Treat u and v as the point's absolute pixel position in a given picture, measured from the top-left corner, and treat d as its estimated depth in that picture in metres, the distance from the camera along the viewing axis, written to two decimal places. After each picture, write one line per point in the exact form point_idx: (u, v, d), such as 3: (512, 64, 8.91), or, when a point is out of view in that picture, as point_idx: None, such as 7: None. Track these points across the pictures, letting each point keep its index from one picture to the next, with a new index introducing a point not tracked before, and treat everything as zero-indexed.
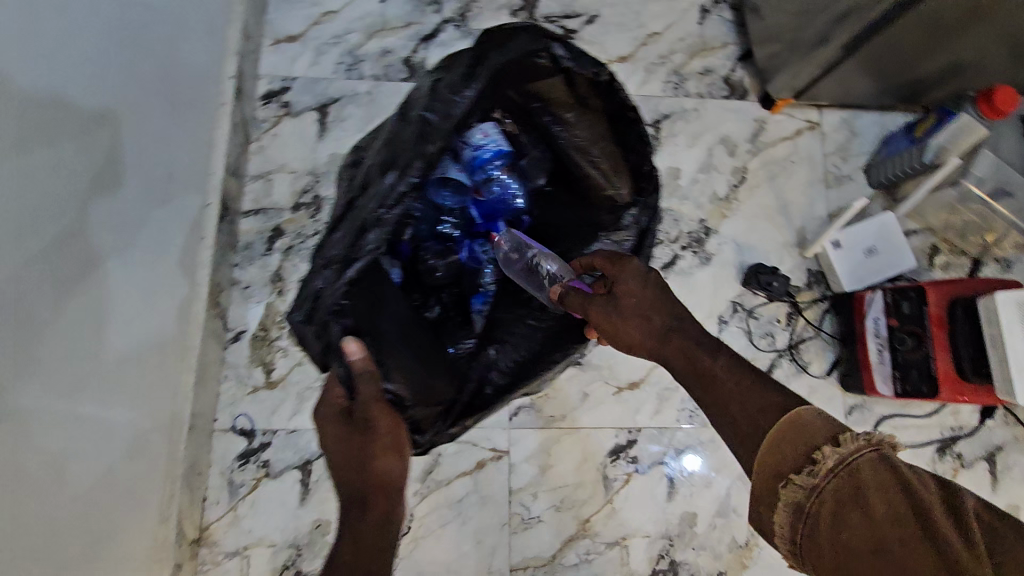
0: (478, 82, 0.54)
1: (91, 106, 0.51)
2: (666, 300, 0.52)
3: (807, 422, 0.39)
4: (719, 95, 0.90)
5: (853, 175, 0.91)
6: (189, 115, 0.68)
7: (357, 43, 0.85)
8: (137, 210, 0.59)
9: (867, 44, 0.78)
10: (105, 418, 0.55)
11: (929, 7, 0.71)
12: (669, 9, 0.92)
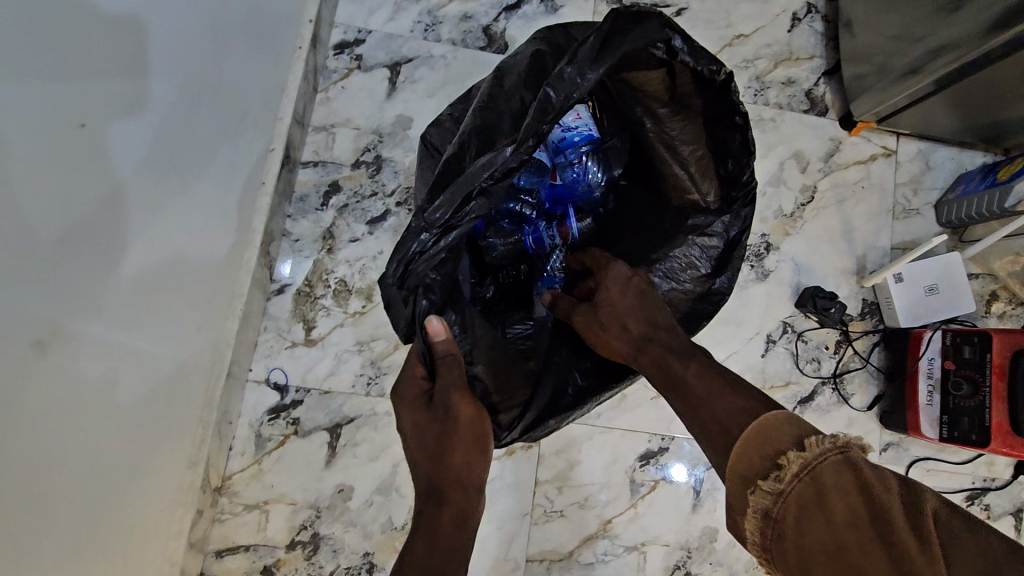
0: (603, 67, 0.48)
1: (122, 10, 0.41)
2: (641, 306, 0.55)
3: (771, 425, 0.41)
4: (798, 108, 0.87)
5: (922, 210, 0.87)
6: (263, 56, 0.66)
7: (438, 3, 0.82)
8: (174, 134, 0.51)
9: (962, 80, 0.76)
10: (154, 358, 0.53)
11: None
12: (759, 12, 0.89)
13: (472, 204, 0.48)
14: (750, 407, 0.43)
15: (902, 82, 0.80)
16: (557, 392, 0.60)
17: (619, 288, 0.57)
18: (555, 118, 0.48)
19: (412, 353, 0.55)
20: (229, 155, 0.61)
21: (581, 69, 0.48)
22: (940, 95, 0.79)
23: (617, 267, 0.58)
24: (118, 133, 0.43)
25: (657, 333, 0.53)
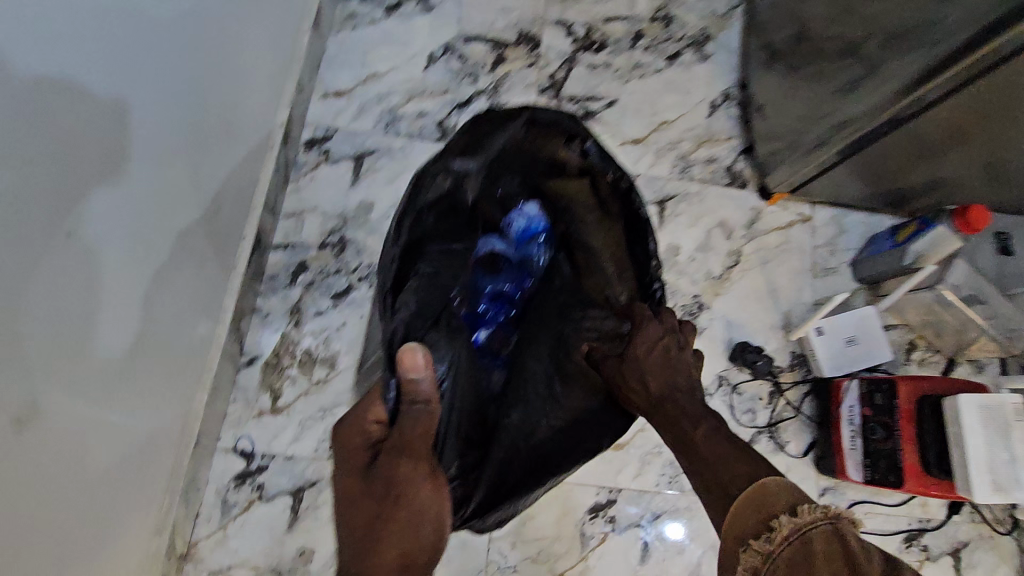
0: (518, 122, 0.63)
1: (108, 98, 0.49)
2: (671, 369, 0.59)
3: (768, 491, 0.46)
4: (721, 182, 0.98)
5: (839, 268, 0.97)
6: (239, 147, 0.75)
7: (397, 103, 0.94)
8: (145, 204, 0.57)
9: (862, 151, 0.86)
10: (121, 423, 0.57)
11: (911, 131, 0.79)
12: (681, 100, 1.01)
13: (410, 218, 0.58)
14: (753, 472, 0.48)
15: (809, 157, 0.91)
16: (505, 466, 0.62)
17: (647, 346, 0.61)
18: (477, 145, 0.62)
19: (373, 401, 0.54)
20: (197, 225, 0.68)
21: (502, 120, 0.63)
22: (841, 167, 0.91)
23: (651, 324, 0.62)
24: (93, 213, 0.49)
25: (676, 395, 0.58)
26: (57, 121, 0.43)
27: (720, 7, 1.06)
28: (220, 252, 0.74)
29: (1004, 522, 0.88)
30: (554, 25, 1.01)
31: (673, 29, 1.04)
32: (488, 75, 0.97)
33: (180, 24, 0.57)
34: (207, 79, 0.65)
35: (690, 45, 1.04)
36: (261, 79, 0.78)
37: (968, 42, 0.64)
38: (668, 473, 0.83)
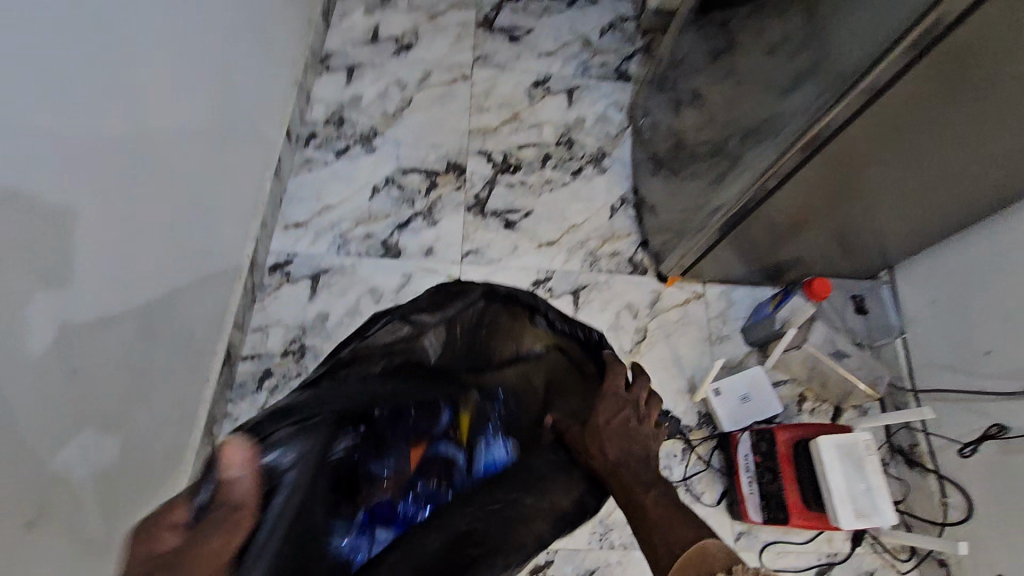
0: (480, 291, 0.72)
1: (61, 203, 0.57)
2: (625, 438, 0.64)
3: (705, 551, 0.50)
4: (624, 271, 1.17)
5: (732, 335, 1.13)
6: (195, 264, 0.85)
7: (347, 229, 1.12)
8: (95, 295, 0.63)
9: (727, 241, 1.04)
10: (95, 525, 0.66)
11: (757, 224, 0.98)
12: (587, 206, 1.22)
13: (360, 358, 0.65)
14: (696, 534, 0.52)
15: (699, 236, 1.05)
16: None
17: (607, 415, 0.66)
18: (442, 302, 0.71)
19: (172, 505, 0.46)
20: (147, 316, 0.73)
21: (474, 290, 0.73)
22: (721, 244, 1.05)
23: (606, 398, 0.67)
24: (34, 308, 0.55)
25: (629, 463, 0.62)
26: (17, 215, 0.51)
27: (612, 129, 1.30)
28: (172, 353, 0.81)
29: (901, 548, 0.99)
30: (477, 154, 1.23)
31: (575, 149, 1.27)
32: (423, 199, 1.17)
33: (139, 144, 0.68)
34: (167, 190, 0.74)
35: (590, 161, 1.26)
36: (229, 220, 0.94)
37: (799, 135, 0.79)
38: (599, 531, 0.94)
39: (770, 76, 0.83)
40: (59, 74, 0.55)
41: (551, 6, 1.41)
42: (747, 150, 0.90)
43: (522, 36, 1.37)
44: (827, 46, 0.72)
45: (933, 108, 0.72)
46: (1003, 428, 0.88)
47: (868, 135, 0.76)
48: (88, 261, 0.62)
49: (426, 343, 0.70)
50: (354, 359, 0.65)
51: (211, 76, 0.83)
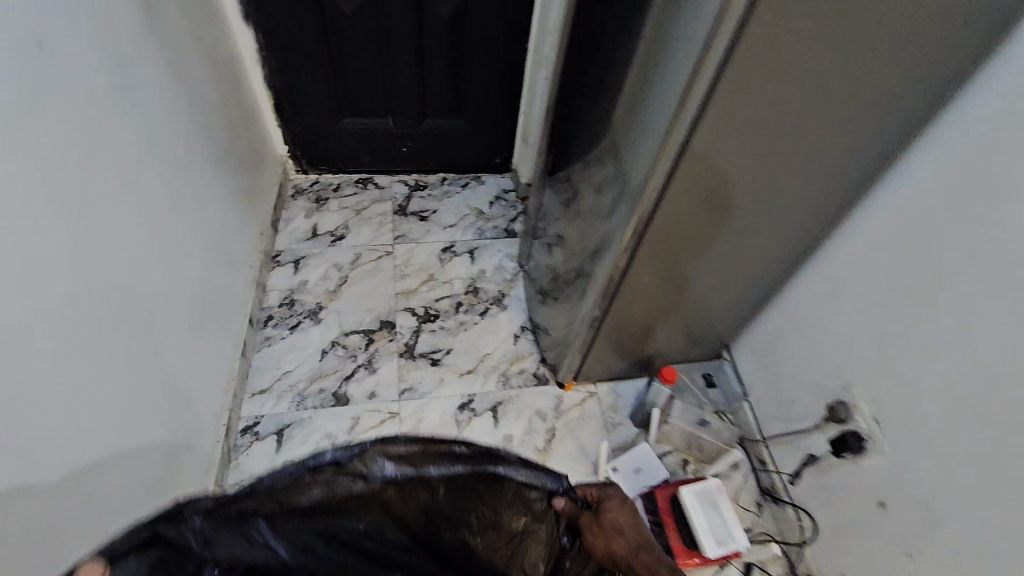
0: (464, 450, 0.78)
1: (19, 382, 0.71)
2: (636, 527, 0.84)
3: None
4: (530, 384, 1.47)
5: (623, 420, 1.43)
6: (152, 424, 1.01)
7: (303, 387, 1.40)
8: (84, 456, 0.83)
9: (595, 349, 1.35)
10: None
11: (611, 331, 1.30)
12: (495, 337, 1.55)
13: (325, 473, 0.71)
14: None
15: (576, 345, 1.33)
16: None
17: (617, 504, 0.86)
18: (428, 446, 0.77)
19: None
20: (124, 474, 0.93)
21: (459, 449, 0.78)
22: (596, 345, 1.34)
23: (617, 503, 0.86)
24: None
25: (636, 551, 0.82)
26: (30, 416, 0.72)
27: (507, 275, 1.68)
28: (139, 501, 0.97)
29: (779, 560, 1.23)
30: (403, 311, 1.56)
31: (481, 294, 1.63)
32: (364, 353, 1.47)
33: (116, 339, 0.90)
34: (142, 373, 0.98)
35: (493, 302, 1.62)
36: (197, 395, 1.17)
37: (620, 249, 1.04)
38: None
39: (598, 208, 1.13)
40: (37, 291, 0.73)
41: (449, 190, 1.85)
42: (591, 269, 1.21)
43: (429, 215, 1.78)
44: (622, 185, 1.01)
45: (734, 156, 0.86)
46: (812, 455, 1.18)
47: (674, 242, 1.04)
48: (49, 425, 0.76)
49: (387, 473, 0.74)
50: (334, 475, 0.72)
51: (162, 265, 1.04)
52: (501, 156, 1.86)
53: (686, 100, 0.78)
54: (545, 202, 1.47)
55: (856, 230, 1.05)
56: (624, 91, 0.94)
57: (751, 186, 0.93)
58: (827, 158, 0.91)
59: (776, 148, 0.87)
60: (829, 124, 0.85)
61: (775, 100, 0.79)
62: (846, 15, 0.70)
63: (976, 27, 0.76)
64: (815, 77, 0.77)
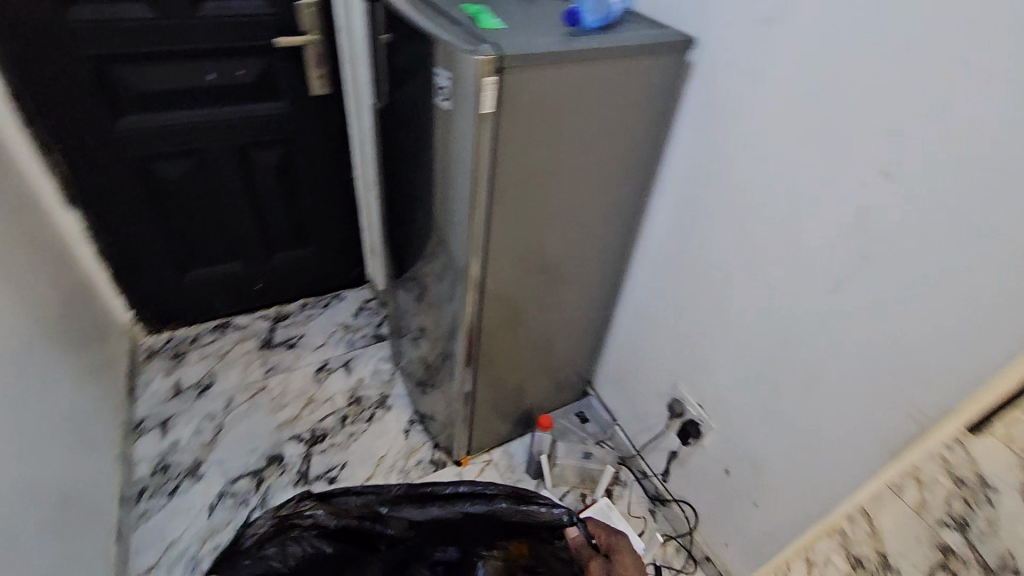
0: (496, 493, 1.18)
1: None
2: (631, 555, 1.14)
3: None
4: (429, 471, 1.55)
5: (521, 477, 1.56)
6: None
7: (197, 549, 1.33)
8: None
9: (478, 419, 1.49)
10: None
11: (487, 399, 1.45)
12: (386, 437, 1.61)
13: (395, 500, 1.16)
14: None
15: (459, 422, 1.45)
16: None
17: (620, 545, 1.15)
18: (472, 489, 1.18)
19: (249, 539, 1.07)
20: None
21: (494, 494, 1.18)
22: (478, 416, 1.47)
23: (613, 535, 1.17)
24: None
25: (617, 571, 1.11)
26: None
27: (385, 377, 1.78)
28: None
29: (682, 551, 1.42)
30: (290, 439, 1.57)
31: (363, 402, 1.69)
32: (256, 494, 1.44)
33: None
34: None
35: (377, 405, 1.69)
36: None
37: (466, 322, 1.20)
38: None
39: (440, 295, 1.30)
40: None
41: (311, 313, 1.93)
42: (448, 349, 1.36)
43: (297, 341, 1.84)
44: (451, 268, 1.17)
45: (530, 200, 1.04)
46: (673, 451, 1.39)
47: (508, 308, 1.23)
48: None
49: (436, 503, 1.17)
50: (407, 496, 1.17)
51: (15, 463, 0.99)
52: (356, 270, 2.01)
53: (477, 169, 0.92)
54: (401, 303, 1.62)
55: (641, 251, 1.31)
56: (433, 187, 1.10)
57: (554, 222, 1.11)
58: (599, 207, 1.16)
59: (562, 188, 1.06)
60: (595, 163, 1.05)
61: (545, 151, 0.97)
62: (571, 81, 0.89)
63: (658, 115, 1.06)
64: (567, 129, 0.96)
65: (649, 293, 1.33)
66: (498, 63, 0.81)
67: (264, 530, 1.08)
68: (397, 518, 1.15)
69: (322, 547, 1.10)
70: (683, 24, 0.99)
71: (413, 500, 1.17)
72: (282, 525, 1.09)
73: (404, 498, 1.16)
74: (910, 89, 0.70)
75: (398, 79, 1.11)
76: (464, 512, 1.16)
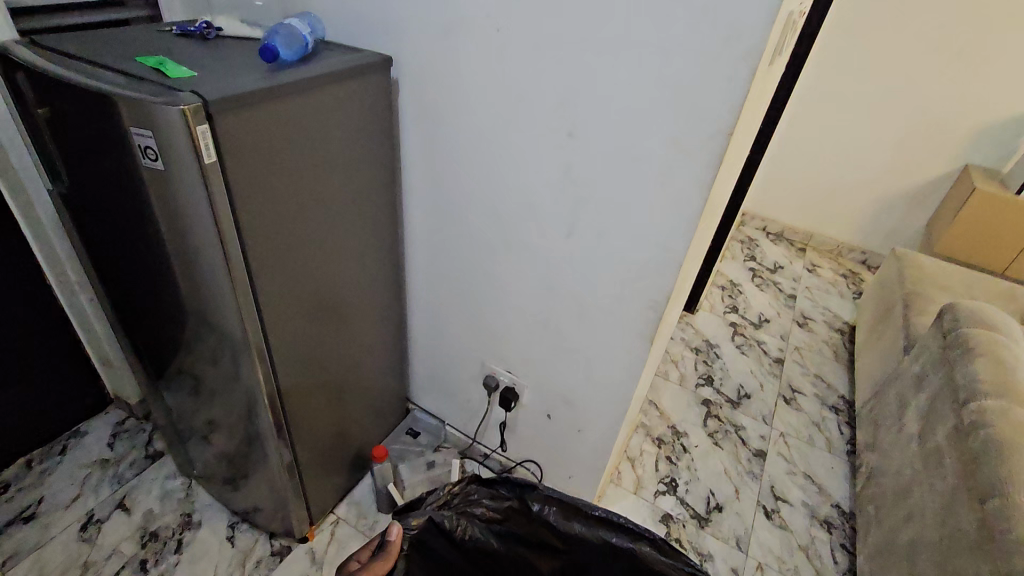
0: (645, 541, 0.98)
1: None
2: None
3: None
4: (274, 563, 1.39)
5: (375, 518, 1.52)
6: None
7: None
8: None
9: (311, 484, 1.39)
10: None
11: (313, 460, 1.36)
12: (208, 556, 1.38)
13: (552, 513, 1.02)
14: None
15: (291, 497, 1.33)
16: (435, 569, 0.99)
17: None
18: (629, 528, 1.00)
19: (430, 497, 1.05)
20: None
21: (646, 543, 0.98)
22: (310, 480, 1.37)
23: None
24: None
25: None
26: None
27: (180, 495, 1.51)
28: None
29: None
30: None
31: (162, 535, 1.41)
32: None
33: None
34: None
35: (183, 528, 1.43)
36: None
37: (263, 391, 1.11)
38: None
39: (220, 376, 1.16)
40: None
41: (44, 470, 1.52)
42: (249, 428, 1.23)
43: (37, 509, 1.43)
44: (222, 340, 1.06)
45: (287, 242, 1.01)
46: (502, 422, 1.52)
47: (303, 355, 1.18)
48: None
49: (580, 528, 1.01)
50: (558, 508, 1.02)
51: None
52: (90, 392, 1.65)
53: (221, 227, 0.87)
54: (171, 405, 1.39)
55: (412, 259, 1.39)
56: (172, 262, 0.99)
57: (319, 257, 1.11)
58: (359, 231, 1.19)
59: (316, 222, 1.06)
60: (339, 191, 1.09)
61: (286, 190, 0.96)
62: (288, 117, 0.90)
63: (382, 134, 1.13)
64: (301, 163, 0.97)
65: (431, 295, 1.43)
66: (207, 112, 0.77)
67: (448, 492, 1.05)
68: (544, 523, 1.02)
69: (488, 539, 1.02)
70: (376, 45, 1.08)
71: (564, 521, 1.02)
72: (472, 495, 1.05)
73: (557, 503, 1.03)
74: (565, 70, 0.91)
75: (79, 152, 0.95)
76: (610, 542, 0.99)
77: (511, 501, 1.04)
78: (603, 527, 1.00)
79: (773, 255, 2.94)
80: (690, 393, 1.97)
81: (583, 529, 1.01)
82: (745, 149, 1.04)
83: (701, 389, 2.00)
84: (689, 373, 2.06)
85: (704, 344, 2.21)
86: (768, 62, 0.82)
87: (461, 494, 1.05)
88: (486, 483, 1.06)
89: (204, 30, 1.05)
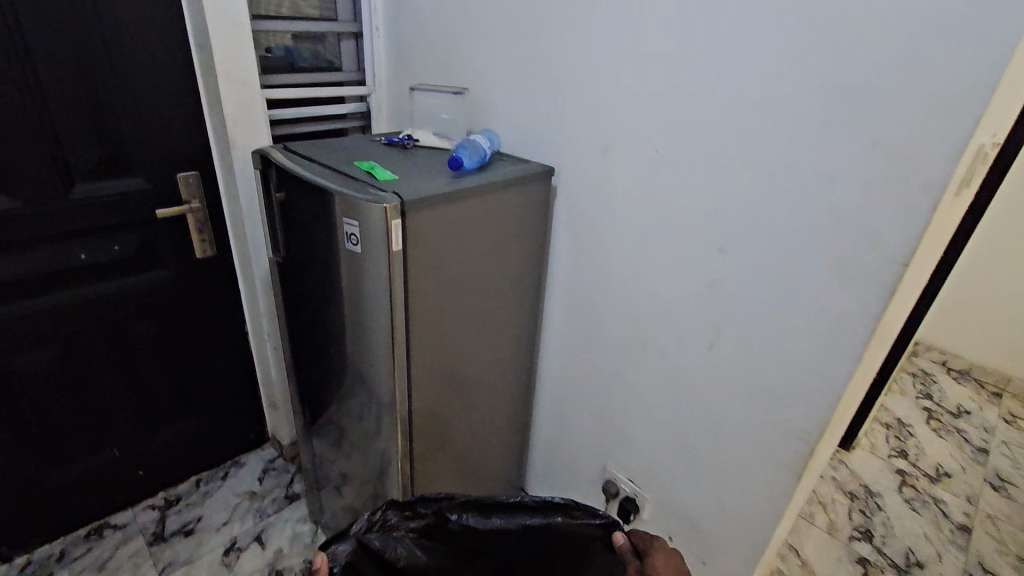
0: (548, 510, 0.92)
1: None
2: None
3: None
4: None
5: None
6: None
7: None
8: None
9: None
10: None
11: None
12: None
13: (465, 513, 0.91)
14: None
15: None
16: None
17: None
18: (535, 502, 0.93)
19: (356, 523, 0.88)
20: None
21: (552, 510, 0.93)
22: None
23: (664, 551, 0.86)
24: None
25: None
26: None
27: (307, 540, 1.63)
28: None
29: None
30: None
31: None
32: None
33: None
34: None
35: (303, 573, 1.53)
36: None
37: (398, 457, 1.19)
38: None
39: (363, 435, 1.27)
40: None
41: (208, 491, 1.75)
42: (377, 487, 1.31)
43: (195, 526, 1.63)
44: (372, 403, 1.17)
45: (444, 323, 1.12)
46: None
47: (436, 430, 1.25)
48: None
49: (495, 521, 0.91)
50: (467, 511, 0.92)
51: None
52: (256, 429, 1.90)
53: (393, 304, 1.00)
54: (316, 452, 1.54)
55: (548, 350, 1.44)
56: (347, 329, 1.14)
57: (467, 339, 1.20)
58: (505, 319, 1.28)
59: (470, 308, 1.17)
60: (493, 283, 1.19)
61: (450, 279, 1.08)
62: (461, 216, 1.03)
63: (537, 233, 1.24)
64: (466, 256, 1.09)
65: (561, 387, 1.44)
66: (401, 209, 0.92)
67: (368, 522, 0.88)
68: (465, 533, 0.90)
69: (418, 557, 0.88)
70: (541, 157, 1.22)
71: (479, 517, 0.91)
72: (397, 514, 0.90)
73: (469, 507, 0.92)
74: (722, 189, 0.94)
75: (298, 232, 1.17)
76: (525, 524, 0.91)
77: (426, 513, 0.91)
78: (518, 520, 0.91)
79: (956, 396, 2.51)
80: (841, 545, 1.69)
81: (497, 519, 0.91)
82: (923, 280, 0.95)
83: (856, 543, 1.70)
84: (840, 521, 1.78)
85: (862, 490, 1.91)
86: (954, 191, 0.77)
87: (379, 525, 0.88)
88: (401, 505, 0.92)
89: (405, 141, 1.27)
